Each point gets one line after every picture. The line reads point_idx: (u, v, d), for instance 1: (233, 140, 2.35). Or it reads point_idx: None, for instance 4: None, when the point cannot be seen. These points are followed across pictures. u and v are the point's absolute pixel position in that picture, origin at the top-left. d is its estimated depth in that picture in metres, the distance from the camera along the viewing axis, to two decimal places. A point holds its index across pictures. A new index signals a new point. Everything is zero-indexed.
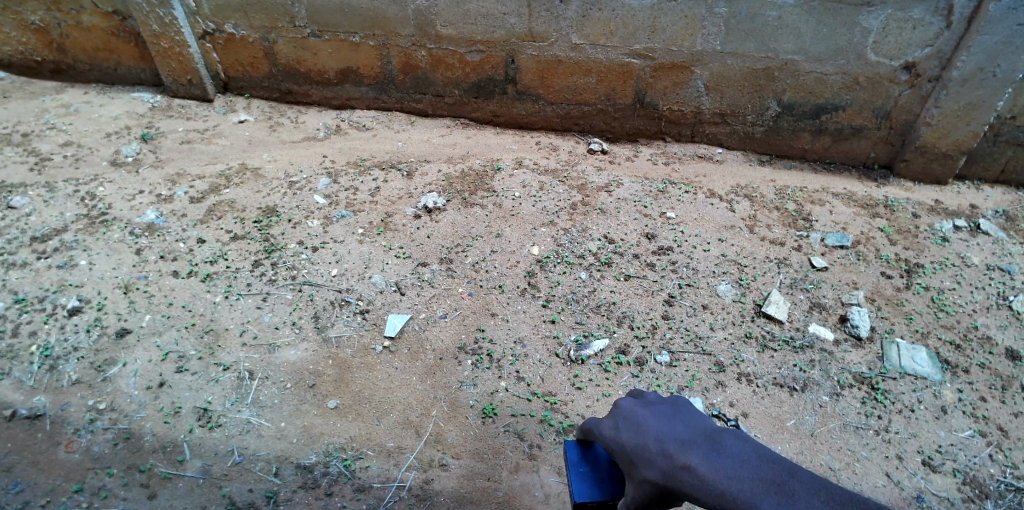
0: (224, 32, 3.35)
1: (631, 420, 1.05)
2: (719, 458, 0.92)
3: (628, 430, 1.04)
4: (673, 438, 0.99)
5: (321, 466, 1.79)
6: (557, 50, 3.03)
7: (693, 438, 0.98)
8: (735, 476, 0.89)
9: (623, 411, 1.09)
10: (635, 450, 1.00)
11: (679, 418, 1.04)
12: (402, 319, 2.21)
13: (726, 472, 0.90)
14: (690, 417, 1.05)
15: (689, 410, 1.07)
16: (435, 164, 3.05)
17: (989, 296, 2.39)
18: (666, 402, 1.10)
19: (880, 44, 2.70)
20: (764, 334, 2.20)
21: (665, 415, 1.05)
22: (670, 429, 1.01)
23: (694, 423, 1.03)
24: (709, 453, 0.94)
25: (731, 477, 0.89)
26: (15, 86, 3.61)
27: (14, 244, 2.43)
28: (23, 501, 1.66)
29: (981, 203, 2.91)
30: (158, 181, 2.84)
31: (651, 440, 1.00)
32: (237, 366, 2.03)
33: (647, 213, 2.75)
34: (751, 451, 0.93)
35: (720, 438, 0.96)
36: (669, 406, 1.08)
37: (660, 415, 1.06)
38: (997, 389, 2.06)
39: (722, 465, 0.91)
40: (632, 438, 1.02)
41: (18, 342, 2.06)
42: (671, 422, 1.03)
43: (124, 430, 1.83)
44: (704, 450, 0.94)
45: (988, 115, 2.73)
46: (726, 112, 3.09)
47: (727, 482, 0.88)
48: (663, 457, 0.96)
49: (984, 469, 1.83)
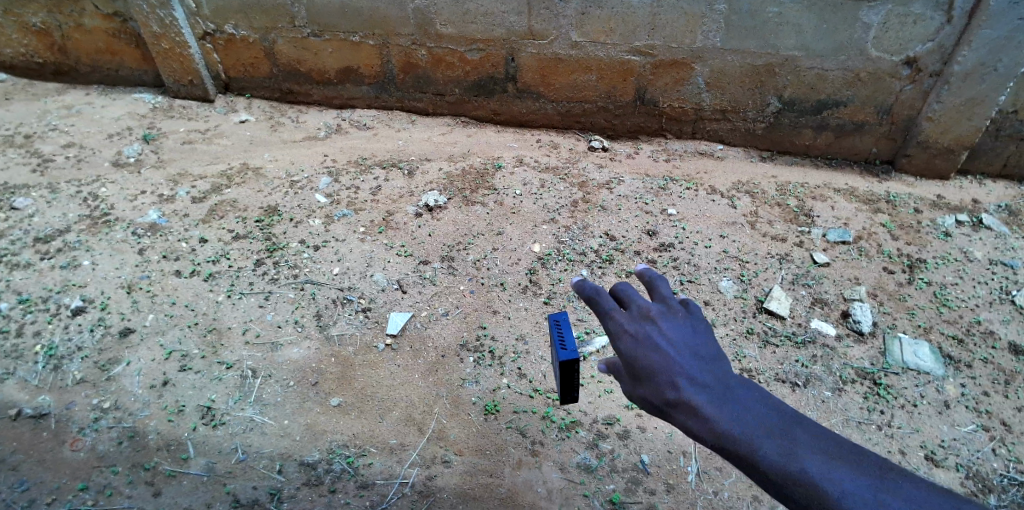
0: (224, 33, 3.35)
1: (648, 338, 1.04)
2: (726, 400, 0.94)
3: (639, 346, 1.04)
4: (686, 369, 0.99)
5: (324, 463, 1.79)
6: (557, 48, 3.03)
7: (707, 374, 0.98)
8: (742, 419, 0.91)
9: (639, 323, 1.07)
10: (643, 369, 1.01)
11: (692, 343, 1.04)
12: (404, 317, 2.22)
13: (735, 418, 0.92)
14: (704, 343, 1.04)
15: (707, 338, 1.06)
16: (436, 162, 3.06)
17: (991, 290, 2.39)
18: (682, 320, 1.08)
19: (880, 39, 2.69)
20: (766, 330, 2.20)
21: (679, 335, 1.04)
22: (682, 356, 1.01)
23: (711, 355, 1.02)
24: (717, 394, 0.95)
25: (737, 419, 0.91)
26: (17, 88, 3.61)
27: (17, 245, 2.44)
28: (29, 499, 1.67)
29: (983, 198, 2.91)
30: (161, 181, 2.85)
31: (662, 365, 1.00)
32: (240, 365, 2.03)
33: (648, 210, 2.75)
34: (760, 397, 0.95)
35: (730, 380, 0.98)
36: (684, 327, 1.07)
37: (674, 335, 1.05)
38: (1000, 383, 2.05)
39: (730, 408, 0.93)
40: (646, 356, 1.02)
41: (23, 342, 2.07)
42: (685, 345, 1.03)
43: (128, 429, 1.84)
44: (715, 390, 0.96)
45: (989, 110, 2.72)
46: (727, 109, 3.09)
47: (731, 424, 0.91)
48: (670, 387, 0.97)
49: (987, 463, 1.83)
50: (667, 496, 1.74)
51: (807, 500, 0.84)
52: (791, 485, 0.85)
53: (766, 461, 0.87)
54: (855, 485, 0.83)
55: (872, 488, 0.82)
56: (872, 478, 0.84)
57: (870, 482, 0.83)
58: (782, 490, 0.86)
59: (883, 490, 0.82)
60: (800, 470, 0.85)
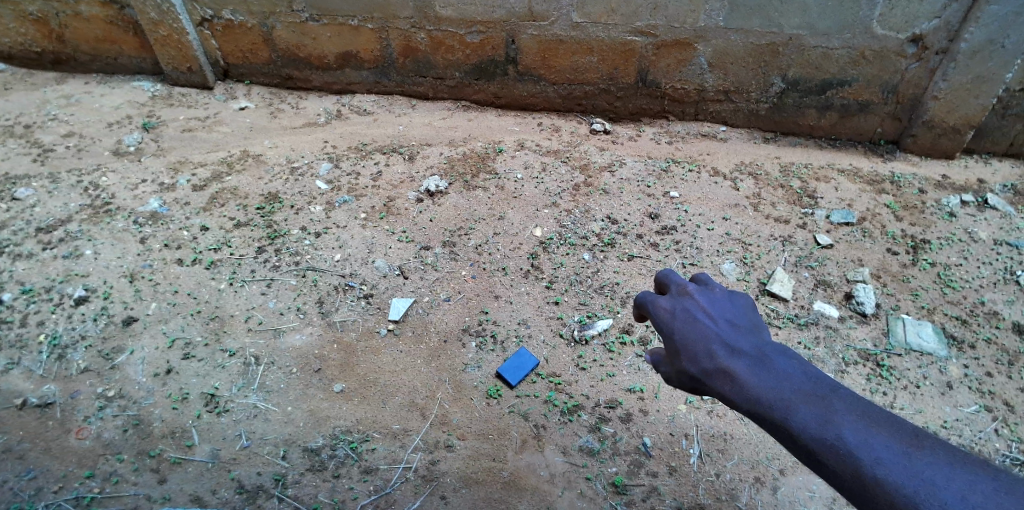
0: (222, 19, 3.31)
1: (689, 312, 1.07)
2: (762, 367, 0.96)
3: (678, 322, 1.07)
4: (723, 340, 1.01)
5: (328, 449, 1.81)
6: (558, 29, 2.98)
7: (745, 344, 1.00)
8: (775, 385, 0.93)
9: (679, 300, 1.10)
10: (680, 342, 1.04)
11: (731, 316, 1.06)
12: (406, 303, 2.22)
13: (769, 383, 0.94)
14: (743, 317, 1.06)
15: (747, 312, 1.08)
16: (437, 147, 3.04)
17: (996, 271, 2.37)
18: (722, 295, 1.10)
19: (886, 17, 2.64)
20: (769, 312, 2.19)
21: (717, 309, 1.07)
22: (720, 328, 1.03)
23: (751, 330, 1.04)
24: (752, 362, 0.97)
25: (770, 385, 0.94)
26: (16, 78, 3.59)
27: (20, 235, 2.44)
28: (36, 487, 1.69)
29: (989, 178, 2.88)
30: (161, 170, 2.84)
31: (697, 336, 1.03)
32: (243, 352, 2.04)
33: (650, 192, 2.73)
34: (796, 365, 0.97)
35: (768, 349, 1.00)
36: (723, 300, 1.09)
37: (712, 309, 1.07)
38: (1003, 364, 2.05)
39: (764, 375, 0.95)
40: (685, 329, 1.05)
41: (27, 332, 2.08)
42: (723, 319, 1.05)
43: (133, 417, 1.85)
44: (751, 358, 0.98)
45: (997, 88, 2.68)
46: (730, 90, 3.05)
47: (763, 390, 0.93)
48: (706, 356, 1.00)
49: (990, 444, 1.83)
50: (670, 479, 1.75)
51: (838, 465, 0.84)
52: (823, 451, 0.86)
53: (797, 425, 0.89)
54: (889, 451, 0.82)
55: (906, 455, 0.81)
56: (907, 444, 0.83)
57: (905, 447, 0.82)
58: (813, 456, 0.87)
59: (918, 457, 0.81)
60: (832, 435, 0.85)
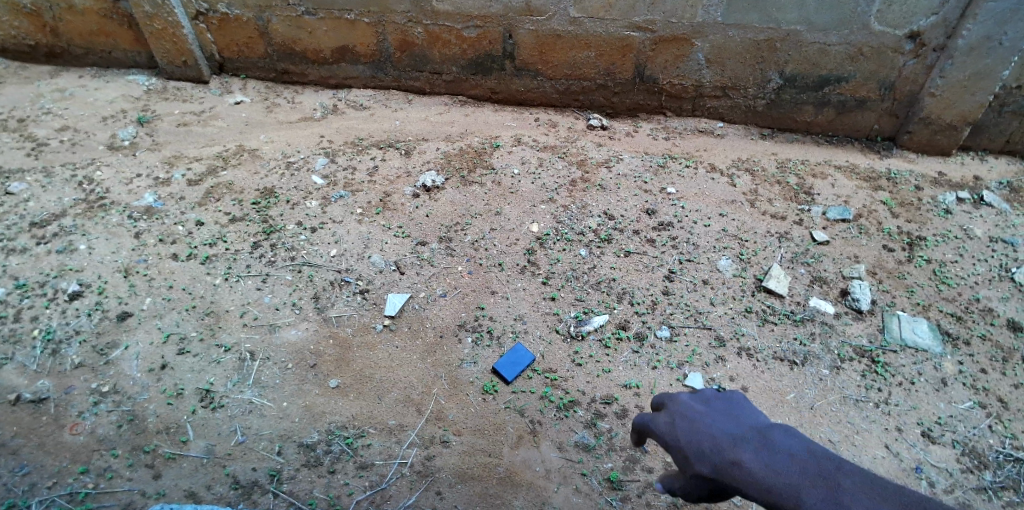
0: (217, 12, 3.29)
1: (686, 416, 1.08)
2: (766, 453, 0.97)
3: (679, 427, 1.08)
4: (724, 433, 1.02)
5: (323, 444, 1.80)
6: (555, 24, 2.97)
7: (746, 434, 1.01)
8: (783, 471, 0.93)
9: (675, 407, 1.12)
10: (685, 444, 1.04)
11: (726, 413, 1.08)
12: (402, 298, 2.21)
13: (776, 469, 0.94)
14: (738, 411, 1.08)
15: (739, 405, 1.10)
16: (433, 142, 3.03)
17: (991, 267, 2.38)
18: (713, 397, 1.13)
19: (884, 13, 2.63)
20: (765, 309, 2.19)
21: (712, 410, 1.09)
22: (719, 425, 1.05)
23: (749, 420, 1.06)
24: (756, 449, 0.98)
25: (778, 471, 0.94)
26: (9, 71, 3.56)
27: (13, 230, 2.42)
28: (30, 483, 1.69)
29: (985, 175, 2.89)
30: (156, 164, 2.82)
31: (699, 436, 1.04)
32: (238, 348, 2.03)
33: (647, 188, 2.73)
34: (798, 445, 0.97)
35: (768, 433, 1.01)
36: (713, 399, 1.12)
37: (707, 410, 1.09)
38: (998, 360, 2.05)
39: (770, 460, 0.95)
40: (686, 432, 1.06)
41: (21, 327, 2.06)
42: (721, 417, 1.07)
43: (127, 412, 1.85)
44: (754, 444, 0.99)
45: (994, 85, 2.68)
46: (727, 86, 3.05)
47: (772, 477, 0.93)
48: (713, 453, 1.00)
49: (984, 440, 1.84)
50: (665, 474, 1.75)
51: None
52: None
53: None
54: None
55: None
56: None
57: None
58: None
59: None
60: None
